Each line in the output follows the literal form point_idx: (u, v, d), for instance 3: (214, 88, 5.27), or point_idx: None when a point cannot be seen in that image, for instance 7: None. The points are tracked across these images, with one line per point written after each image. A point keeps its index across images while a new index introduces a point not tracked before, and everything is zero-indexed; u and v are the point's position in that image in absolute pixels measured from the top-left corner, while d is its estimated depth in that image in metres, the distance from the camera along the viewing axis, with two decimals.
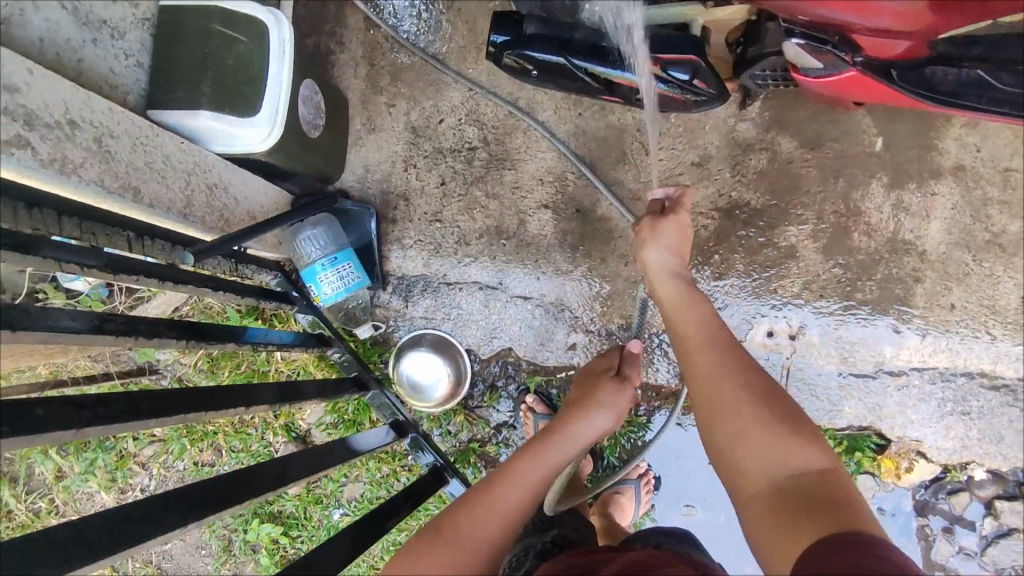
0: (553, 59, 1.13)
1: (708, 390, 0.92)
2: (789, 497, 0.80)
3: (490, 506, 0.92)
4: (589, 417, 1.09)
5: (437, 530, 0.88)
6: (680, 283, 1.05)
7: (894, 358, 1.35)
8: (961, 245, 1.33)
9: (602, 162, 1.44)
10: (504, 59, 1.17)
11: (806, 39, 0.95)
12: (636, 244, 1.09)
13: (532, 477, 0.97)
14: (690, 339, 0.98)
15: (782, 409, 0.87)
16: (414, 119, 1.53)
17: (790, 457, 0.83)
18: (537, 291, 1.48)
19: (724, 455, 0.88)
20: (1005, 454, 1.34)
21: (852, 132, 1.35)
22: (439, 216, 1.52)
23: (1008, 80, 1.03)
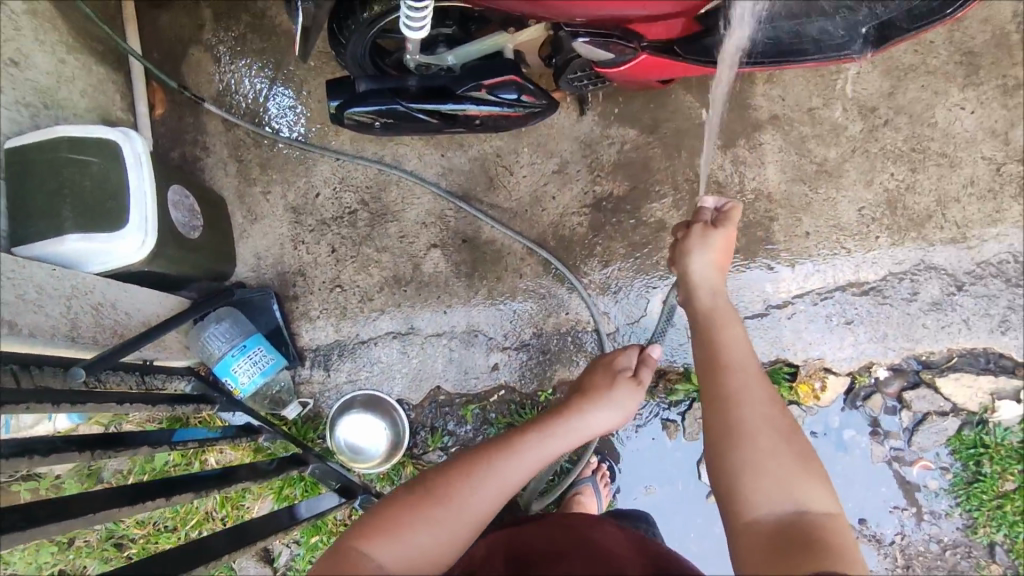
0: (389, 106, 1.24)
1: (728, 413, 0.92)
2: (789, 534, 0.82)
3: (482, 476, 0.95)
4: (596, 411, 1.06)
5: (431, 493, 0.93)
6: (717, 295, 1.05)
7: (776, 292, 1.49)
8: (797, 180, 1.51)
9: (474, 192, 1.55)
10: (347, 119, 1.28)
11: (589, 38, 1.12)
12: (681, 248, 1.09)
13: (528, 465, 0.99)
14: (719, 355, 0.98)
15: (800, 448, 0.89)
16: (292, 199, 1.60)
17: (796, 496, 0.85)
18: (449, 324, 1.54)
19: (729, 479, 0.88)
20: (895, 348, 1.48)
21: (677, 110, 1.52)
22: (339, 281, 1.57)
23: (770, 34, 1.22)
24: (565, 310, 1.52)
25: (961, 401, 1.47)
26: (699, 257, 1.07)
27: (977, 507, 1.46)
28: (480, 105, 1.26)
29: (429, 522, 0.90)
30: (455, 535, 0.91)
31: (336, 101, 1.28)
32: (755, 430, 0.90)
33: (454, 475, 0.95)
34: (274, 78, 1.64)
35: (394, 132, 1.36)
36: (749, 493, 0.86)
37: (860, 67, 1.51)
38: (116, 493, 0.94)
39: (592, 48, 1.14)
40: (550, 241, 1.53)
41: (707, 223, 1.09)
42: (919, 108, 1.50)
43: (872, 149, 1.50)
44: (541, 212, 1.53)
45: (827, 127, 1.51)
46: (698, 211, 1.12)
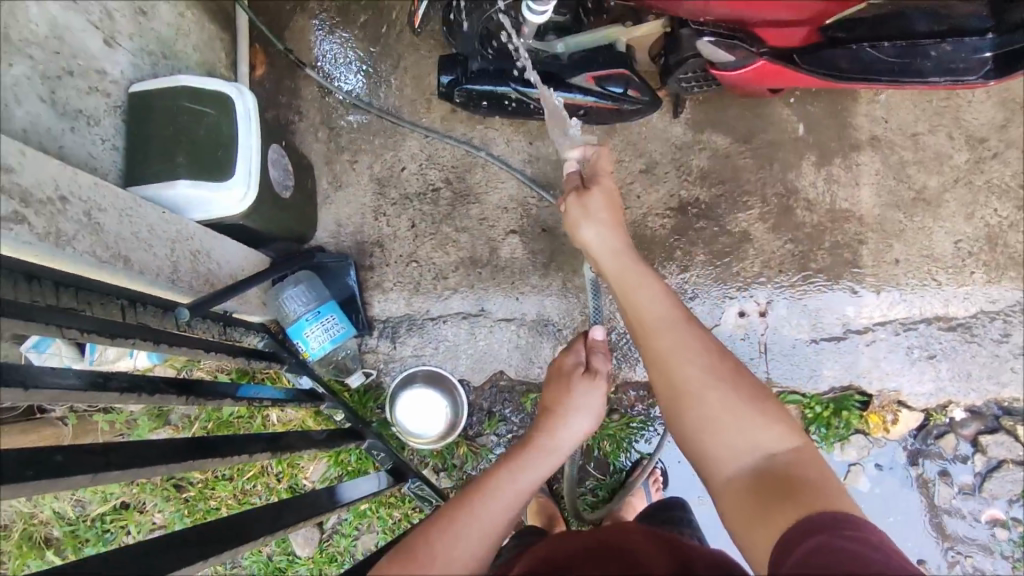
0: (498, 88, 1.28)
1: (667, 378, 0.95)
2: (758, 480, 0.85)
3: (465, 532, 0.88)
4: (566, 424, 1.11)
5: (411, 559, 0.84)
6: (620, 257, 1.07)
7: (857, 316, 1.45)
8: (893, 205, 1.46)
9: (558, 182, 1.55)
10: (456, 95, 1.31)
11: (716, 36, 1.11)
12: (572, 225, 1.12)
13: (512, 494, 0.96)
14: (640, 319, 1.01)
15: (746, 390, 0.92)
16: (378, 171, 1.63)
17: (761, 441, 0.88)
18: (519, 311, 1.54)
19: (697, 446, 0.91)
20: (977, 389, 1.43)
21: (775, 121, 1.49)
22: (415, 256, 1.59)
23: (890, 52, 1.19)
24: None
25: None
26: (590, 227, 1.09)
27: None
28: (586, 95, 1.27)
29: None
30: None
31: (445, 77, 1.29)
32: (699, 387, 0.92)
33: (431, 535, 0.87)
34: (371, 50, 1.67)
35: (496, 113, 1.39)
36: (714, 453, 0.89)
37: (973, 95, 1.46)
38: (204, 441, 0.99)
39: (715, 49, 1.12)
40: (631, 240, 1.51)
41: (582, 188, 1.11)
42: None
43: (976, 181, 1.45)
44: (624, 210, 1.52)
45: (931, 154, 1.46)
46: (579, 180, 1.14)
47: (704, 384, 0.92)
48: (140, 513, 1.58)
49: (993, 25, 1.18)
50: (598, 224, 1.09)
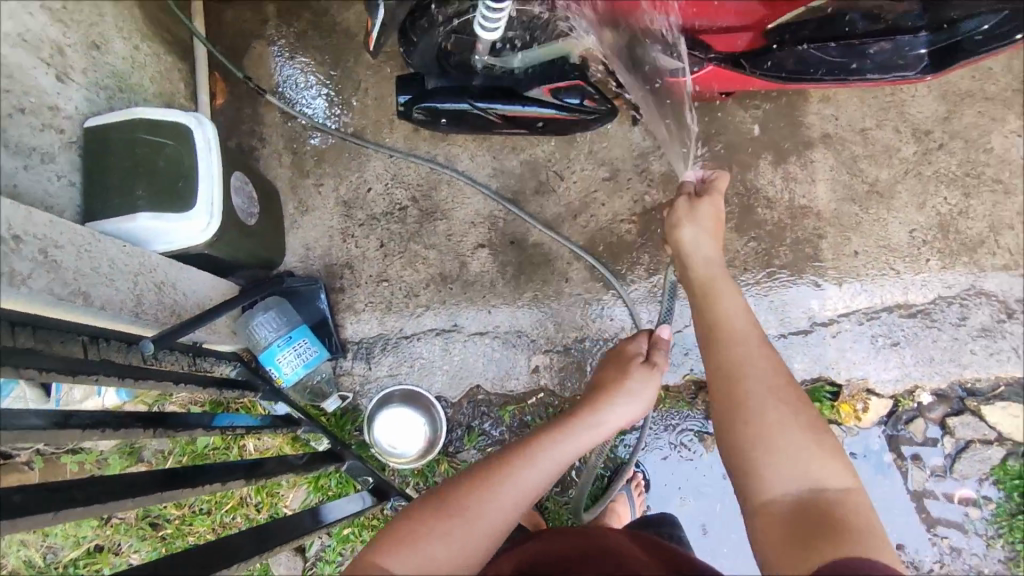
0: (460, 105, 1.28)
1: (735, 387, 0.99)
2: (802, 508, 0.87)
3: (498, 489, 0.97)
4: (614, 406, 1.15)
5: (447, 504, 0.93)
6: (711, 269, 1.17)
7: (822, 309, 1.49)
8: (847, 199, 1.51)
9: (523, 194, 1.57)
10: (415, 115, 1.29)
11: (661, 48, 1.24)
12: (670, 225, 1.22)
13: (551, 463, 1.04)
14: (721, 327, 1.07)
15: (810, 422, 0.94)
16: (343, 193, 1.63)
17: (813, 473, 0.90)
18: (491, 324, 1.55)
19: (745, 457, 0.93)
20: (940, 373, 1.46)
21: (731, 123, 1.53)
22: (386, 275, 1.59)
23: (835, 52, 1.23)
24: (609, 317, 1.52)
25: (1005, 429, 1.45)
26: (689, 232, 1.20)
27: (1019, 539, 1.44)
28: (541, 107, 1.30)
29: (445, 535, 0.89)
30: (478, 544, 0.91)
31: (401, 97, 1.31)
32: (762, 404, 0.96)
33: (469, 488, 0.96)
34: (331, 74, 1.68)
35: (456, 131, 1.37)
36: (763, 471, 0.91)
37: (915, 90, 1.51)
38: (176, 472, 0.98)
39: (661, 57, 1.26)
40: (598, 248, 1.53)
41: (695, 197, 1.23)
42: (973, 134, 1.50)
43: (924, 172, 1.50)
44: (589, 218, 1.54)
45: (881, 148, 1.52)
46: (682, 188, 1.26)
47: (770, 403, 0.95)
48: (116, 555, 1.54)
49: (926, 22, 1.22)
50: (697, 232, 1.19)
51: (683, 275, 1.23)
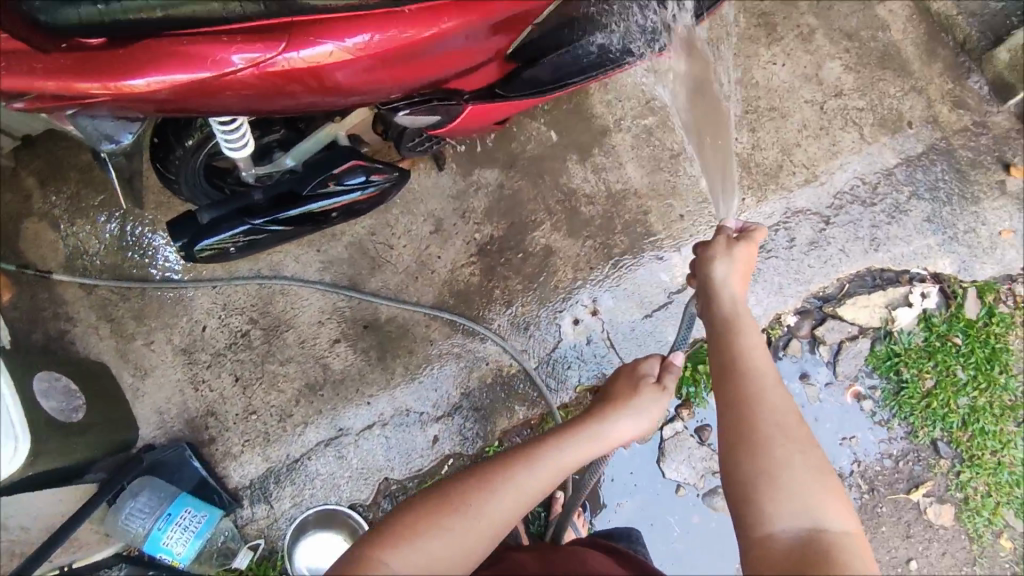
0: (243, 228, 1.23)
1: (745, 418, 0.85)
2: (803, 552, 0.75)
3: (501, 486, 0.87)
4: (621, 418, 1.02)
5: (454, 495, 0.85)
6: (734, 299, 0.99)
7: (673, 279, 1.52)
8: (656, 169, 1.56)
9: (359, 276, 1.53)
10: (199, 254, 1.25)
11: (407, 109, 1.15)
12: (700, 260, 1.04)
13: (552, 473, 0.92)
14: (742, 358, 0.91)
15: (817, 461, 0.82)
16: (178, 341, 1.52)
17: (815, 511, 0.78)
18: (376, 414, 1.50)
19: (744, 489, 0.81)
20: (790, 295, 1.52)
21: (528, 139, 1.56)
22: (253, 408, 1.50)
23: (580, 53, 1.27)
24: (487, 361, 1.50)
25: (864, 321, 1.52)
26: (720, 267, 1.02)
27: (909, 411, 1.51)
28: (331, 198, 1.26)
29: (446, 530, 0.82)
30: (473, 548, 0.83)
31: (182, 241, 1.24)
32: (771, 438, 0.83)
33: (480, 481, 0.88)
34: (121, 227, 1.57)
35: (253, 252, 1.32)
36: (762, 506, 0.79)
37: None
38: None
39: (407, 117, 1.17)
40: (449, 298, 1.51)
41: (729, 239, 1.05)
42: (738, 74, 1.59)
43: (712, 121, 1.58)
44: (431, 274, 1.52)
45: (668, 113, 1.58)
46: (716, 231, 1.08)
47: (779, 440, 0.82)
48: None
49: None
50: (729, 267, 1.02)
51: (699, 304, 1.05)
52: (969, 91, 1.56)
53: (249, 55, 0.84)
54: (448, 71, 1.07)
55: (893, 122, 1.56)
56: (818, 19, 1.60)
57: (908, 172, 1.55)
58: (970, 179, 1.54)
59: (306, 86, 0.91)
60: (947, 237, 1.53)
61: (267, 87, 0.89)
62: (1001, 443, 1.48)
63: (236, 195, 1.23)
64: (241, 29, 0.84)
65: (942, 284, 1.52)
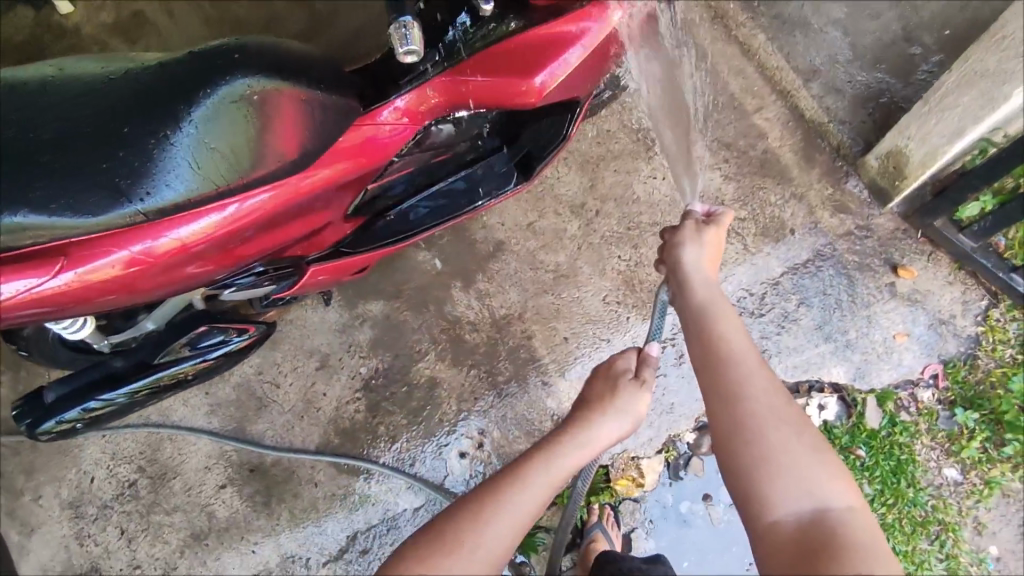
0: (85, 405, 1.19)
1: (731, 409, 0.82)
2: (810, 537, 0.73)
3: (489, 518, 0.82)
4: (603, 420, 0.97)
5: (444, 537, 0.80)
6: (706, 278, 0.96)
7: (559, 404, 1.48)
8: (539, 293, 1.54)
9: (246, 419, 1.51)
10: (43, 434, 1.21)
11: (238, 283, 1.15)
12: (670, 244, 1.01)
13: (542, 488, 0.87)
14: (716, 343, 0.88)
15: (811, 438, 0.80)
16: (66, 495, 1.50)
17: (818, 489, 0.76)
18: (260, 562, 1.45)
19: (745, 483, 0.78)
20: (682, 415, 1.48)
21: (413, 269, 1.56)
22: (137, 562, 1.46)
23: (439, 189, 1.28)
24: (372, 500, 1.46)
25: None
26: (690, 249, 0.98)
27: None
28: (183, 362, 1.25)
29: (444, 572, 0.77)
30: None
31: (27, 421, 1.21)
32: (762, 424, 0.80)
33: (469, 514, 0.83)
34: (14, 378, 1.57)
35: (107, 423, 1.30)
36: (763, 492, 0.77)
37: (557, 172, 1.60)
38: None
39: (245, 290, 1.16)
40: (334, 438, 1.49)
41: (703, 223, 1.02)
42: (620, 191, 1.58)
43: (594, 240, 1.56)
44: (317, 413, 1.51)
45: (550, 235, 1.57)
46: (684, 216, 1.05)
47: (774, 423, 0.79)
48: None
49: (498, 141, 1.30)
50: (694, 244, 0.99)
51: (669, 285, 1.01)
52: (849, 195, 1.53)
53: (19, 282, 0.86)
54: (272, 245, 1.10)
55: (777, 228, 1.53)
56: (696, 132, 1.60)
57: (795, 279, 1.51)
58: (857, 283, 1.50)
59: (116, 292, 0.96)
60: (841, 344, 1.48)
61: (72, 298, 0.92)
62: (914, 564, 1.40)
63: (81, 373, 1.21)
64: (9, 259, 0.86)
65: (840, 394, 1.47)
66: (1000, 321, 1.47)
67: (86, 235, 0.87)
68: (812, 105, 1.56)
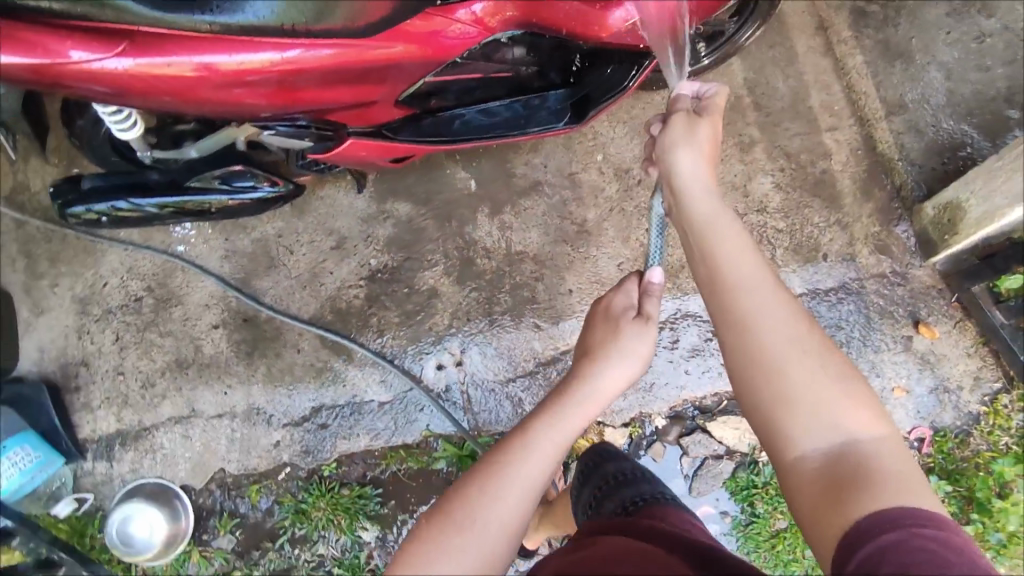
0: (116, 203, 1.31)
1: (750, 349, 0.79)
2: (835, 471, 0.73)
3: (501, 492, 0.77)
4: (608, 370, 0.90)
5: (453, 514, 0.76)
6: (706, 190, 0.89)
7: (544, 350, 1.50)
8: (559, 241, 1.55)
9: (254, 273, 1.59)
10: (74, 217, 1.33)
11: (278, 129, 1.20)
12: (663, 148, 0.93)
13: (548, 449, 0.82)
14: (722, 274, 0.83)
15: (836, 368, 0.78)
16: (79, 291, 1.61)
17: (844, 421, 0.75)
18: (228, 404, 1.53)
19: (770, 419, 0.77)
20: (660, 397, 1.48)
21: (448, 183, 1.60)
22: (122, 369, 1.56)
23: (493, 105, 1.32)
24: (343, 382, 1.52)
25: (732, 442, 1.48)
26: (686, 154, 0.91)
27: (754, 548, 1.47)
28: (210, 194, 1.33)
29: (459, 547, 0.74)
30: (491, 556, 0.75)
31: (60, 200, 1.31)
32: (784, 362, 0.78)
33: (476, 486, 0.78)
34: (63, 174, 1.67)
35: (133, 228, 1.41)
36: (786, 431, 0.76)
37: (613, 132, 1.60)
38: None
39: (284, 138, 1.22)
40: (328, 315, 1.55)
41: (694, 115, 0.94)
42: None
43: (627, 208, 1.56)
44: (319, 287, 1.57)
45: (587, 189, 1.58)
46: (675, 104, 0.97)
47: (795, 360, 0.77)
48: None
49: (561, 79, 1.32)
50: (694, 149, 0.91)
51: (668, 201, 0.95)
52: (895, 238, 1.48)
53: (92, 53, 0.97)
54: (320, 103, 1.14)
55: (811, 249, 1.49)
56: (762, 132, 1.55)
57: (811, 303, 1.47)
58: (873, 327, 1.45)
59: (169, 94, 1.04)
60: None
61: (131, 86, 1.02)
62: None
63: (119, 175, 1.31)
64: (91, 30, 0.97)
65: None
66: (1006, 408, 1.41)
67: (159, 30, 0.98)
68: (888, 139, 1.52)
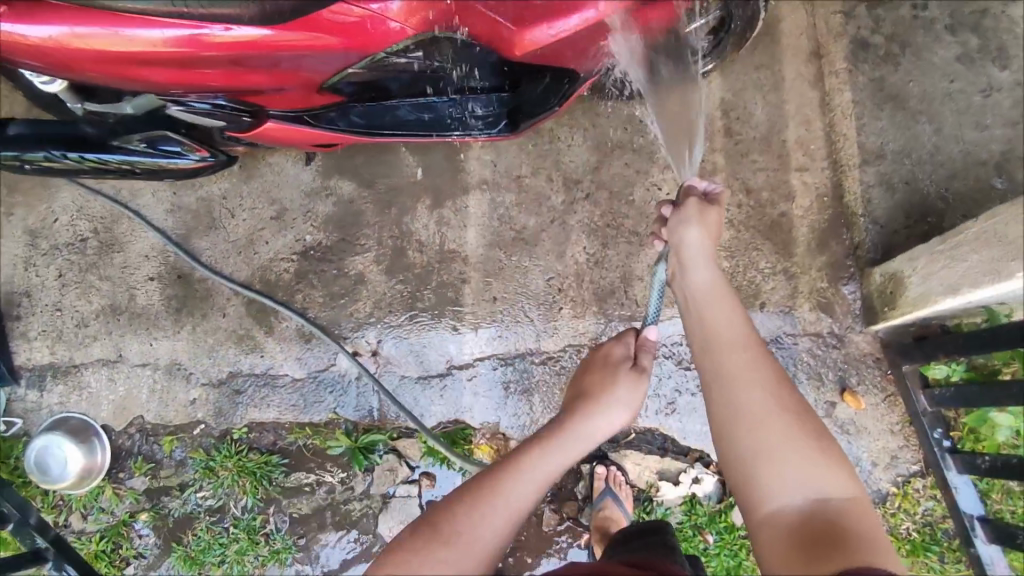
0: (37, 152, 1.28)
1: (735, 403, 0.80)
2: (809, 527, 0.73)
3: (489, 510, 0.75)
4: (601, 415, 0.88)
5: (438, 528, 0.73)
6: (707, 266, 0.92)
7: (459, 354, 1.49)
8: (494, 246, 1.51)
9: (194, 231, 1.60)
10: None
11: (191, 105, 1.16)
12: (674, 219, 0.95)
13: (544, 476, 0.80)
14: (715, 339, 0.86)
15: (814, 428, 0.79)
16: (30, 223, 1.65)
17: (819, 480, 0.76)
18: (153, 355, 1.58)
19: (748, 476, 0.78)
20: None
21: (394, 169, 1.56)
22: (61, 306, 1.61)
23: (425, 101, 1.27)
24: (261, 354, 1.55)
25: (631, 476, 1.45)
26: (693, 229, 0.94)
27: None
28: (136, 154, 1.31)
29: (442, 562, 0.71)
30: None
31: None
32: (766, 419, 0.79)
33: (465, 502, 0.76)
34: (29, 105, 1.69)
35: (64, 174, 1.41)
36: (763, 485, 0.77)
37: (570, 139, 1.52)
38: None
39: (201, 116, 1.18)
40: (256, 284, 1.56)
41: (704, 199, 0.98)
42: (619, 185, 1.50)
43: (570, 221, 1.50)
44: (252, 255, 1.57)
45: (532, 196, 1.52)
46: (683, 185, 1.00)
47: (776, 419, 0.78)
48: None
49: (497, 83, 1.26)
50: (702, 229, 0.94)
51: (671, 269, 0.97)
52: (840, 297, 1.39)
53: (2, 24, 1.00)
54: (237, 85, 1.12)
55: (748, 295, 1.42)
56: (726, 162, 1.46)
57: None
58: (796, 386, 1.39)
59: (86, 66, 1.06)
60: None
61: (45, 57, 1.04)
62: None
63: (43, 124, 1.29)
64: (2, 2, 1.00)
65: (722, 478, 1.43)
66: (916, 493, 1.35)
67: None
68: (856, 190, 1.40)
